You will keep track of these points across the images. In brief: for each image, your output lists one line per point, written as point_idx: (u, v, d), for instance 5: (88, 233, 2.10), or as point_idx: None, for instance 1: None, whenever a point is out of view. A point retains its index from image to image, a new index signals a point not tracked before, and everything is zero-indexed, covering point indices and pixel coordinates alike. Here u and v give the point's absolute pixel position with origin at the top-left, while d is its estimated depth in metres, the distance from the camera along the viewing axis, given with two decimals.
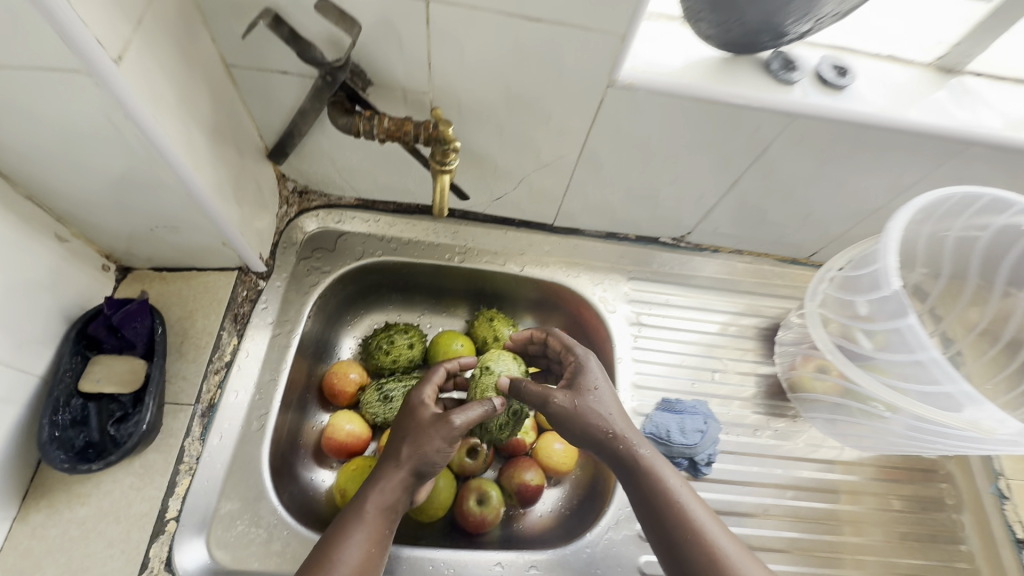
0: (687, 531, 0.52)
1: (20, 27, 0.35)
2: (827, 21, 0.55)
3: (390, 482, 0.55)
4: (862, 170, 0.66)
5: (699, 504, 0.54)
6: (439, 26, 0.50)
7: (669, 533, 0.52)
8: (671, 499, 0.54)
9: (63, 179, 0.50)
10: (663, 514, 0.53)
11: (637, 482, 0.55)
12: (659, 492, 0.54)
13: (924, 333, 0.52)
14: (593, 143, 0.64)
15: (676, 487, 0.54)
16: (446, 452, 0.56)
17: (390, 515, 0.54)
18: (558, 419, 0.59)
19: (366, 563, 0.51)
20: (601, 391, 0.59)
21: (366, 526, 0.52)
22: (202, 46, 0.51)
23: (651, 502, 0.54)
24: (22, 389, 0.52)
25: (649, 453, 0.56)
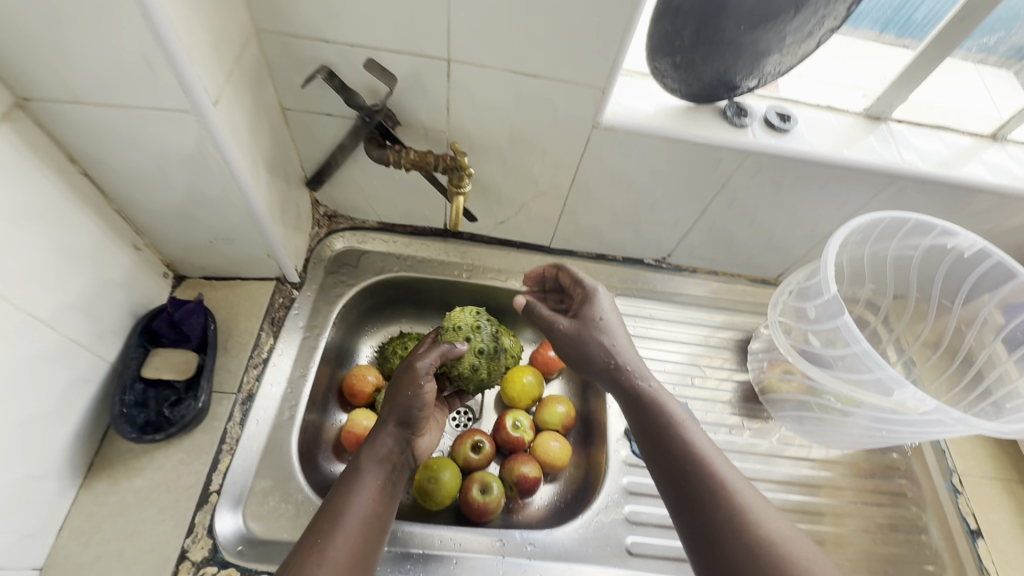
0: (685, 448, 0.56)
1: (151, 78, 0.47)
2: (770, 77, 0.69)
3: (379, 440, 0.63)
4: (811, 199, 0.78)
5: (697, 431, 0.58)
6: (457, 80, 0.63)
7: (666, 454, 0.57)
8: (672, 424, 0.59)
9: (149, 197, 0.61)
10: (660, 435, 0.58)
11: (641, 409, 0.61)
12: (661, 418, 0.59)
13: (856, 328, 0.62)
14: (583, 175, 0.76)
15: (677, 415, 0.60)
16: (424, 396, 0.65)
17: (387, 468, 0.61)
18: (561, 341, 0.69)
19: (374, 510, 0.58)
20: (603, 313, 0.68)
21: (365, 479, 0.59)
22: (267, 93, 0.64)
23: (653, 426, 0.59)
24: (97, 371, 0.62)
25: (656, 388, 0.62)
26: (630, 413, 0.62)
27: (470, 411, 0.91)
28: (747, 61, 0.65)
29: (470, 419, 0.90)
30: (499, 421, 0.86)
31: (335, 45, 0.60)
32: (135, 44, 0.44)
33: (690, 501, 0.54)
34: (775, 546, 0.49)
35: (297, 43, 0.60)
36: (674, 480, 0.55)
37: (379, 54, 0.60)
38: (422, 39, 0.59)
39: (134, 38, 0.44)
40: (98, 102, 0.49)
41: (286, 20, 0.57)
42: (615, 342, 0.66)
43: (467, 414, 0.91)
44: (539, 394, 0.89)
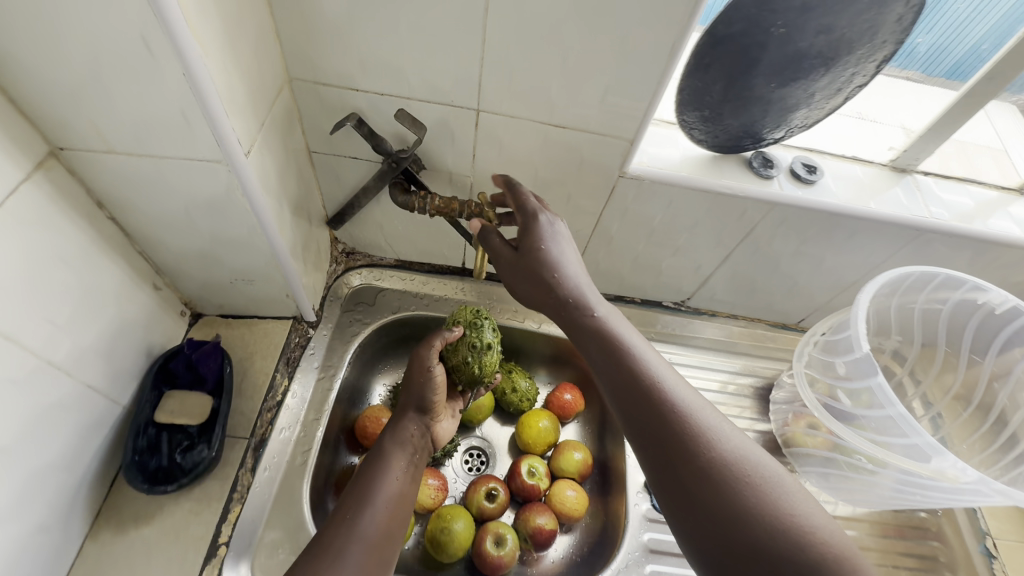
0: (637, 375, 0.52)
1: (186, 130, 0.47)
2: (797, 130, 0.69)
3: (402, 426, 0.71)
4: (836, 249, 0.77)
5: (653, 355, 0.54)
6: (485, 129, 0.63)
7: (620, 377, 0.53)
8: (625, 348, 0.54)
9: (173, 240, 0.61)
10: (613, 359, 0.54)
11: (592, 334, 0.57)
12: (613, 342, 0.55)
13: (891, 390, 0.60)
14: (606, 220, 0.75)
15: (631, 340, 0.56)
16: (437, 384, 0.72)
17: (409, 450, 0.69)
18: (514, 270, 0.62)
19: (401, 486, 0.65)
20: (554, 248, 0.60)
21: (390, 459, 0.67)
22: (295, 137, 0.64)
23: (604, 353, 0.55)
24: (111, 415, 0.60)
25: (606, 316, 0.57)
26: (585, 344, 0.57)
27: (483, 454, 0.89)
28: (775, 115, 0.65)
29: (482, 461, 0.88)
30: (514, 467, 0.84)
31: (366, 94, 0.61)
32: (174, 99, 0.44)
33: (646, 426, 0.49)
34: (736, 467, 0.45)
35: (328, 91, 0.61)
36: (634, 407, 0.51)
37: (409, 103, 0.61)
38: (452, 90, 0.59)
39: (174, 94, 0.44)
40: (131, 151, 0.49)
41: (319, 70, 0.58)
42: (559, 272, 0.59)
43: (479, 456, 0.89)
44: (555, 439, 0.87)
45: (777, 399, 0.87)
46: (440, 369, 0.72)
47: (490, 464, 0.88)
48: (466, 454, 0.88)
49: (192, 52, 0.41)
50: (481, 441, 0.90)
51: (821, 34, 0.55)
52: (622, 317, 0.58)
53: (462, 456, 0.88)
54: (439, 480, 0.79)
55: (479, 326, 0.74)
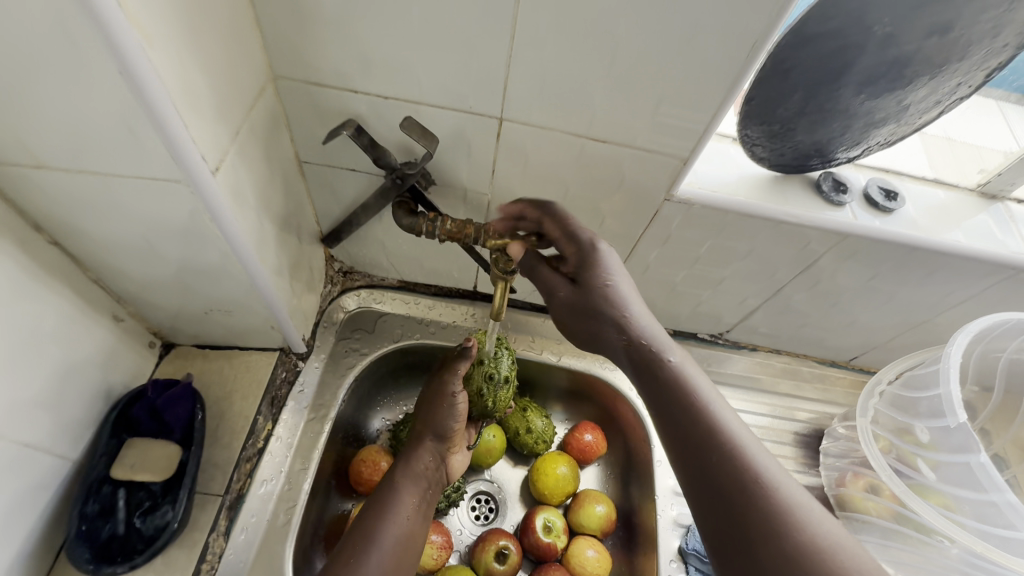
0: (719, 450, 0.43)
1: (133, 144, 0.37)
2: (876, 148, 0.58)
3: (415, 456, 0.61)
4: (909, 286, 0.66)
5: (739, 423, 0.44)
6: (508, 140, 0.53)
7: (698, 447, 0.43)
8: (703, 410, 0.45)
9: (133, 267, 0.51)
10: (687, 423, 0.45)
11: (659, 389, 0.48)
12: (689, 403, 0.46)
13: (997, 472, 0.54)
14: (642, 246, 0.65)
15: (711, 401, 0.46)
16: (458, 411, 0.62)
17: (422, 485, 0.60)
18: (568, 316, 0.54)
19: (409, 529, 0.56)
20: (615, 288, 0.52)
21: (400, 496, 0.58)
22: (282, 145, 0.54)
23: (675, 416, 0.46)
24: (56, 475, 0.51)
25: (679, 362, 0.49)
26: (648, 393, 0.49)
27: (492, 501, 0.78)
28: (856, 131, 0.54)
29: (491, 509, 0.78)
30: (527, 521, 0.73)
31: (366, 96, 0.50)
32: (113, 105, 0.34)
33: (725, 515, 0.40)
34: (827, 557, 0.37)
35: (321, 92, 0.50)
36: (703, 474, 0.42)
37: (418, 109, 0.51)
38: (471, 94, 0.49)
39: (112, 98, 0.34)
40: (67, 167, 0.39)
41: (310, 66, 0.48)
42: (623, 313, 0.52)
43: (487, 503, 0.78)
44: (574, 487, 0.76)
45: (829, 451, 0.77)
46: (463, 395, 0.62)
47: (499, 512, 0.78)
48: (473, 501, 0.78)
49: (130, 44, 0.31)
50: (490, 485, 0.79)
51: (933, 36, 0.44)
52: (698, 369, 0.49)
53: (469, 502, 0.78)
54: (444, 537, 0.69)
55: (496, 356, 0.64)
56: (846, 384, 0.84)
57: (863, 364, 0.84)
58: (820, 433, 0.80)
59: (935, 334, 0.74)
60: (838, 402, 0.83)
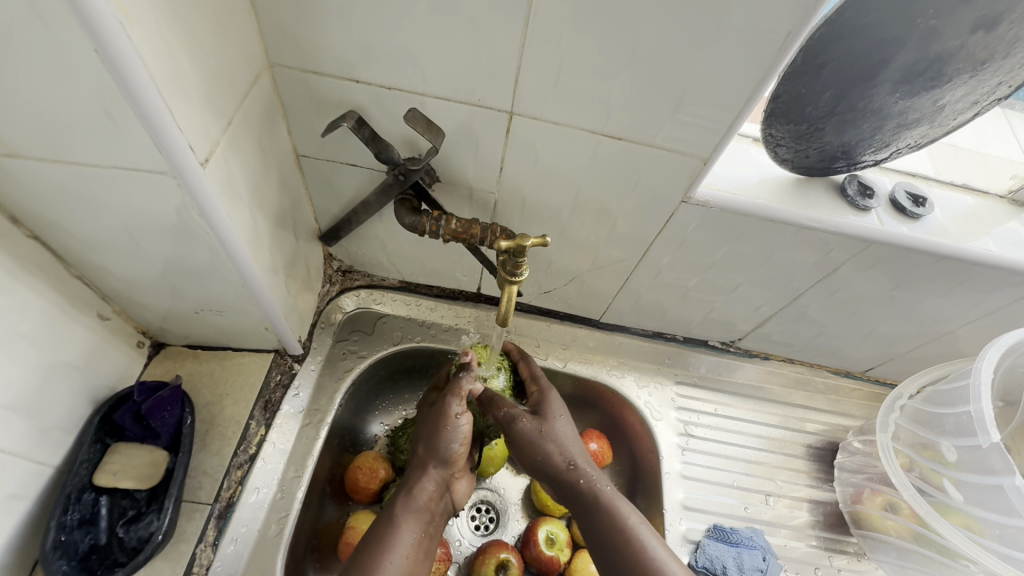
0: (635, 558, 0.51)
1: (114, 132, 0.34)
2: (906, 151, 0.55)
3: (417, 485, 0.57)
4: (934, 296, 0.63)
5: (654, 537, 0.52)
6: (518, 136, 0.50)
7: (617, 554, 0.52)
8: (627, 534, 0.52)
9: (119, 264, 0.48)
10: (614, 543, 0.52)
11: (594, 518, 0.55)
12: (615, 525, 0.53)
13: None
14: (655, 250, 0.62)
15: (635, 524, 0.53)
16: (461, 433, 0.58)
17: (424, 518, 0.56)
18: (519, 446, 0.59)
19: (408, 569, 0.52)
20: (560, 450, 0.59)
21: (399, 531, 0.53)
22: (279, 138, 0.51)
23: (603, 537, 0.53)
24: (35, 483, 0.48)
25: (608, 491, 0.56)
26: (587, 527, 0.55)
27: (493, 510, 0.75)
28: (887, 133, 0.51)
29: (491, 519, 0.75)
30: (529, 533, 0.71)
31: (367, 86, 0.47)
32: (90, 88, 0.31)
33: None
34: None
35: (321, 81, 0.47)
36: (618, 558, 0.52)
37: (423, 101, 0.48)
38: (480, 86, 0.46)
39: (88, 80, 0.31)
40: (43, 157, 0.36)
41: (308, 53, 0.45)
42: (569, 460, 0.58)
43: (488, 512, 0.75)
44: None
45: (843, 465, 0.74)
46: (466, 416, 0.59)
47: (500, 522, 0.75)
48: (473, 510, 0.75)
49: (105, 19, 0.28)
50: (491, 494, 0.76)
51: (978, 31, 0.41)
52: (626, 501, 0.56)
53: (469, 512, 0.75)
54: (443, 548, 0.67)
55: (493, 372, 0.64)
56: (860, 395, 0.81)
57: (880, 375, 0.81)
58: (833, 446, 0.77)
59: (957, 347, 0.71)
60: (853, 414, 0.80)
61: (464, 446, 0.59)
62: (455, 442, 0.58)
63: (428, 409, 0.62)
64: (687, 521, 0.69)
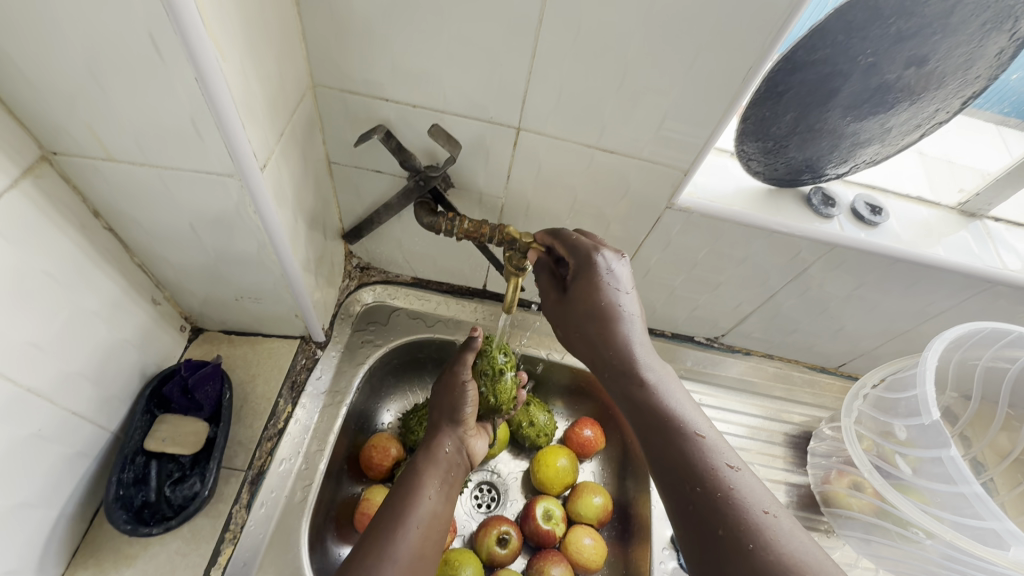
0: (681, 454, 0.46)
1: (196, 141, 0.42)
2: (864, 166, 0.62)
3: (434, 443, 0.63)
4: (893, 295, 0.71)
5: (705, 429, 0.48)
6: (524, 149, 0.58)
7: (657, 443, 0.48)
8: (669, 416, 0.49)
9: (177, 253, 0.56)
10: (652, 436, 0.49)
11: (638, 396, 0.51)
12: (658, 411, 0.50)
13: (965, 466, 0.58)
14: (644, 251, 0.69)
15: (678, 408, 0.49)
16: (469, 396, 0.66)
17: (444, 469, 0.61)
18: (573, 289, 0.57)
19: (433, 510, 0.57)
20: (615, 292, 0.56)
21: (423, 478, 0.59)
22: (316, 147, 0.59)
23: (643, 415, 0.50)
24: (96, 444, 0.55)
25: (657, 380, 0.52)
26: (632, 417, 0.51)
27: (494, 490, 0.82)
28: (843, 151, 0.58)
29: (492, 498, 0.82)
30: (528, 509, 0.77)
31: (395, 104, 0.55)
32: (182, 106, 0.39)
33: (693, 514, 0.43)
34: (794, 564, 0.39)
35: (355, 100, 0.55)
36: (652, 436, 0.49)
37: (442, 117, 0.56)
38: (493, 106, 0.54)
39: (185, 101, 0.38)
40: (132, 159, 0.44)
41: (346, 76, 0.53)
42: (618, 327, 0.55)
43: (489, 492, 0.82)
44: (573, 479, 0.79)
45: (815, 451, 0.81)
46: (472, 382, 0.67)
47: (501, 501, 0.81)
48: (476, 489, 0.82)
49: (207, 56, 0.36)
50: (493, 475, 0.83)
51: (912, 66, 0.49)
52: (673, 380, 0.53)
53: (472, 491, 0.81)
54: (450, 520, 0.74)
55: (491, 352, 0.68)
56: (834, 389, 0.88)
57: (851, 370, 0.88)
58: (808, 435, 0.84)
59: (917, 343, 0.79)
60: (826, 406, 0.87)
61: (473, 409, 0.66)
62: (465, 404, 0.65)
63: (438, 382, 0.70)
64: None
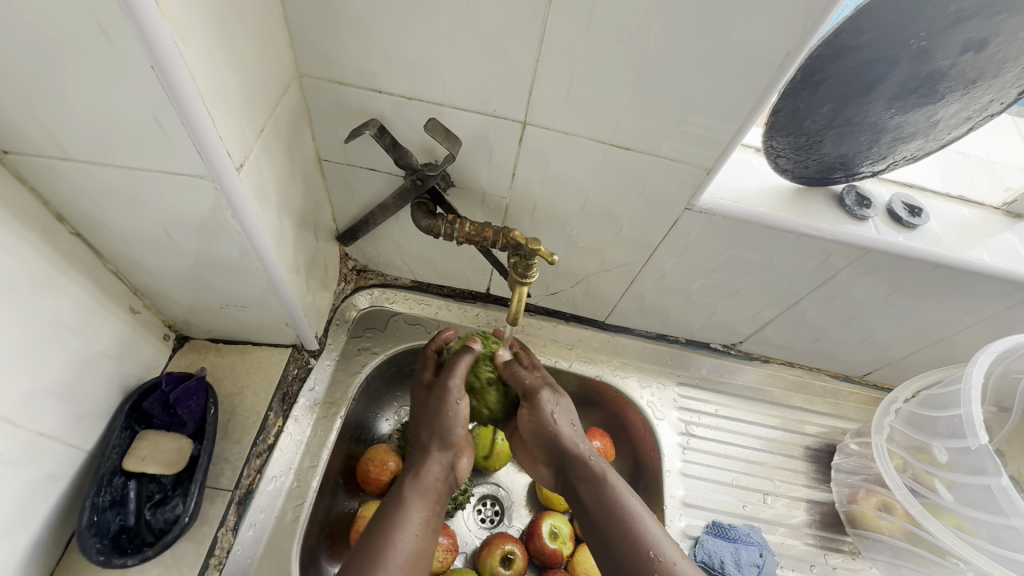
0: (637, 549, 0.52)
1: (161, 138, 0.37)
2: (903, 163, 0.57)
3: (423, 468, 0.58)
4: (930, 303, 0.65)
5: (654, 523, 0.54)
6: (531, 145, 0.53)
7: (619, 542, 0.53)
8: (628, 518, 0.54)
9: (154, 260, 0.51)
10: (615, 538, 0.53)
11: (597, 496, 0.57)
12: (616, 509, 0.55)
13: (1017, 497, 0.54)
14: (660, 254, 0.64)
15: (633, 506, 0.55)
16: (460, 416, 0.60)
17: (431, 499, 0.57)
18: (539, 428, 0.61)
19: (418, 547, 0.53)
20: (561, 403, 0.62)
21: (409, 512, 0.54)
22: (304, 143, 0.54)
23: (608, 523, 0.54)
24: (69, 465, 0.51)
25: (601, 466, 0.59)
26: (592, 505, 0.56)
27: (498, 504, 0.78)
28: (883, 146, 0.53)
29: (496, 512, 0.77)
30: (534, 526, 0.73)
31: (389, 96, 0.50)
32: (142, 98, 0.34)
33: None
34: None
35: (345, 91, 0.50)
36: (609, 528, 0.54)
37: (441, 111, 0.51)
38: (496, 98, 0.49)
39: (145, 93, 0.34)
40: (93, 159, 0.40)
41: (335, 65, 0.48)
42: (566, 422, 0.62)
43: (493, 506, 0.78)
44: None
45: (840, 466, 0.76)
46: (465, 402, 0.60)
47: (506, 516, 0.77)
48: (479, 504, 0.77)
49: (164, 40, 0.31)
50: (496, 488, 0.79)
51: (967, 52, 0.44)
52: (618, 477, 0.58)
53: (475, 506, 0.77)
54: (451, 538, 0.69)
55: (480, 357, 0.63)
56: (858, 399, 0.83)
57: (877, 379, 0.83)
58: (831, 448, 0.79)
59: (951, 353, 0.73)
60: (851, 417, 0.82)
61: (464, 429, 0.61)
62: (456, 425, 0.60)
63: (427, 392, 0.63)
64: (687, 517, 0.71)
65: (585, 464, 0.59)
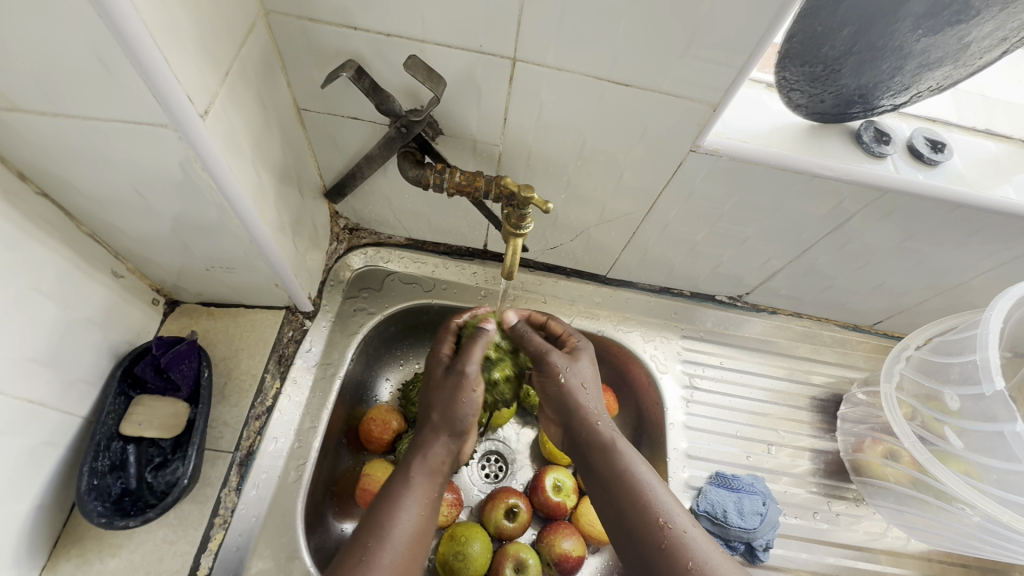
0: (649, 517, 0.50)
1: (112, 81, 0.34)
2: (926, 94, 0.53)
3: (429, 449, 0.57)
4: (949, 247, 0.62)
5: (664, 490, 0.52)
6: (522, 85, 0.49)
7: (627, 510, 0.51)
8: (638, 483, 0.52)
9: (129, 221, 0.49)
10: (624, 503, 0.52)
11: (608, 462, 0.55)
12: (625, 475, 0.53)
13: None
14: (662, 202, 0.61)
15: (643, 473, 0.53)
16: (474, 404, 0.59)
17: (435, 480, 0.56)
18: (550, 392, 0.60)
19: (422, 525, 0.52)
20: (575, 376, 0.60)
21: (414, 491, 0.54)
22: (279, 90, 0.51)
23: (614, 489, 0.53)
24: (66, 431, 0.51)
25: (614, 436, 0.56)
26: (601, 471, 0.54)
27: (502, 460, 0.78)
28: (907, 75, 0.49)
29: (500, 468, 0.78)
30: (537, 480, 0.73)
31: (366, 34, 0.46)
32: (85, 33, 0.31)
33: None
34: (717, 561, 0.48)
35: (318, 29, 0.46)
36: (622, 498, 0.52)
37: (422, 49, 0.47)
38: (482, 31, 0.45)
39: (83, 27, 0.31)
40: (45, 110, 0.37)
41: (304, 0, 0.43)
42: (584, 387, 0.59)
43: (497, 462, 0.78)
44: None
45: (846, 416, 0.75)
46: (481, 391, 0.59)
47: (510, 471, 0.77)
48: (483, 460, 0.78)
49: None
50: (499, 444, 0.79)
51: None
52: (632, 446, 0.56)
53: (479, 461, 0.78)
54: (454, 493, 0.70)
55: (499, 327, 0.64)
56: (867, 348, 0.81)
57: (887, 329, 0.81)
58: (837, 398, 0.78)
59: (965, 298, 0.71)
60: (859, 367, 0.80)
61: (475, 418, 0.60)
62: (467, 413, 0.58)
63: (439, 373, 0.61)
64: (690, 469, 0.71)
65: (594, 430, 0.57)
